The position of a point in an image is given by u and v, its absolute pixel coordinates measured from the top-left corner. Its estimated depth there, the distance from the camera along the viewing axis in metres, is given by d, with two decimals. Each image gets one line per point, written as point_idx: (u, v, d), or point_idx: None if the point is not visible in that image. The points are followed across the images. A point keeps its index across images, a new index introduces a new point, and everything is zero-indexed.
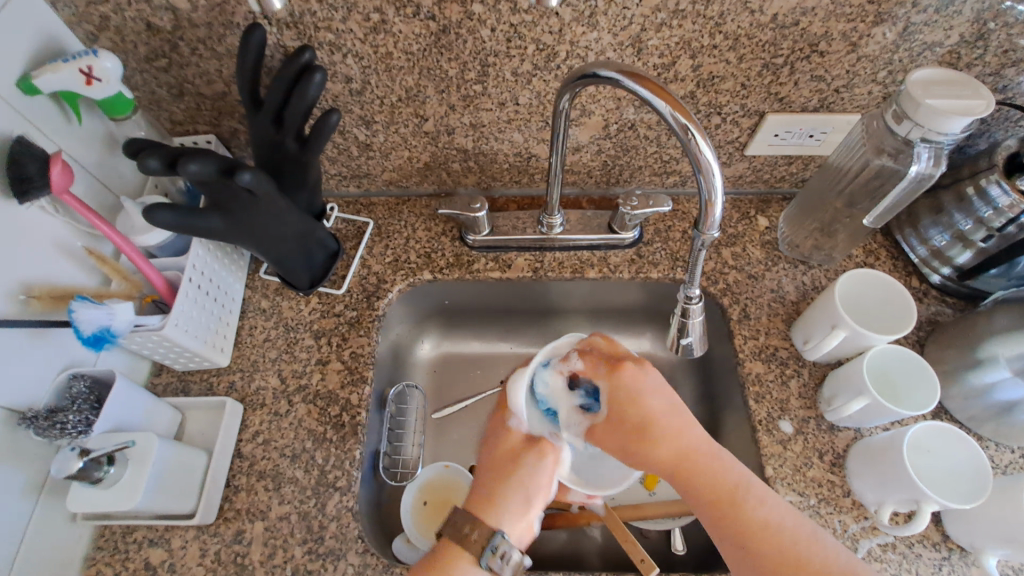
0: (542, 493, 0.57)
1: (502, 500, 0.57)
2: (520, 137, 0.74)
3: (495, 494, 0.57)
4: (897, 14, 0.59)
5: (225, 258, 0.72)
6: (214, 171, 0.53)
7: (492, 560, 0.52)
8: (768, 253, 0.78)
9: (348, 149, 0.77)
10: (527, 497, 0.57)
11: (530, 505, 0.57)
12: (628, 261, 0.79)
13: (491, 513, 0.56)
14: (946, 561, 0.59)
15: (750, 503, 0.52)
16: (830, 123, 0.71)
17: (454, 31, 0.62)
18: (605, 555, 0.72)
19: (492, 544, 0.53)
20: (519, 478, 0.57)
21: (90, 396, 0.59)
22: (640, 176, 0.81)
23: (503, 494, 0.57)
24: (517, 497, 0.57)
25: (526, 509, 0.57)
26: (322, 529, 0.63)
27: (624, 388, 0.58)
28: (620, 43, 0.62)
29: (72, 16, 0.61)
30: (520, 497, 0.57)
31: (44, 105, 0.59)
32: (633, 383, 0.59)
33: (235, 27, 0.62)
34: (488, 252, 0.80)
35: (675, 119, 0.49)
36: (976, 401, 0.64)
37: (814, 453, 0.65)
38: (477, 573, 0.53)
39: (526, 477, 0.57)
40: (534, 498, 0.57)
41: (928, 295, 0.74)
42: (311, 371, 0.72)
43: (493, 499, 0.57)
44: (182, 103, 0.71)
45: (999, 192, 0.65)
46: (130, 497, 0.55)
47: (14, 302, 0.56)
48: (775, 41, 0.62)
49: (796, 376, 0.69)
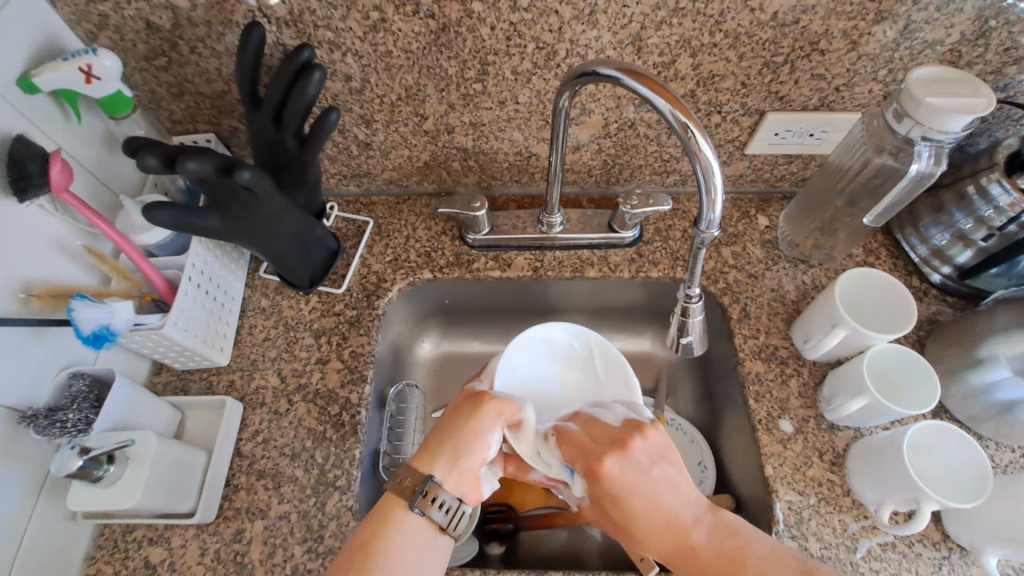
0: (475, 441, 0.56)
1: (435, 447, 0.56)
2: (520, 136, 0.74)
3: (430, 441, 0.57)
4: (898, 12, 0.59)
5: (224, 257, 0.72)
6: (213, 170, 0.53)
7: (425, 505, 0.52)
8: (768, 252, 0.78)
9: (348, 148, 0.77)
10: (458, 445, 0.56)
11: (464, 454, 0.55)
12: (629, 260, 0.79)
13: (424, 459, 0.55)
14: (947, 560, 0.59)
15: (742, 549, 0.50)
16: (831, 122, 0.71)
17: (454, 29, 0.61)
18: (604, 553, 0.72)
19: (422, 485, 0.52)
20: (456, 425, 0.57)
21: (89, 395, 0.59)
22: (640, 175, 0.81)
23: (437, 441, 0.56)
24: (449, 446, 0.56)
25: (463, 459, 0.55)
26: (322, 528, 0.63)
27: (608, 488, 0.53)
28: (620, 41, 0.62)
29: (72, 14, 0.61)
30: (452, 444, 0.56)
31: (44, 104, 0.59)
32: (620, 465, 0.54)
33: (234, 26, 0.62)
34: (488, 251, 0.80)
35: (675, 117, 0.49)
36: (976, 400, 0.64)
37: (815, 452, 0.65)
38: (409, 518, 0.51)
39: (462, 424, 0.57)
40: (470, 445, 0.56)
41: (929, 294, 0.74)
42: (310, 370, 0.72)
43: (428, 446, 0.56)
44: (182, 101, 0.71)
45: (999, 192, 0.64)
46: (129, 496, 0.55)
47: (13, 300, 0.56)
48: (775, 40, 0.62)
49: (796, 375, 0.69)
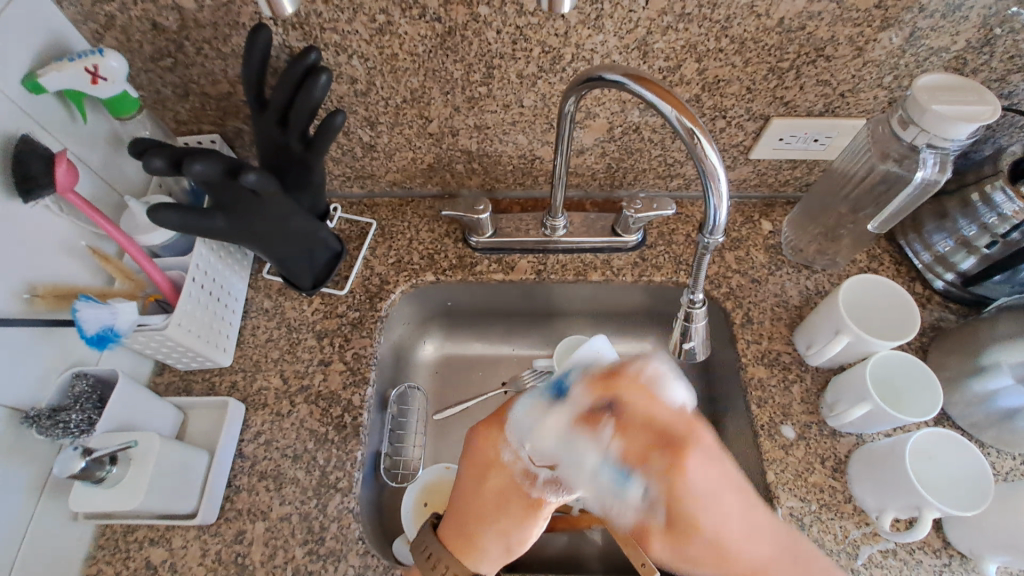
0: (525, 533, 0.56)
1: (481, 538, 0.55)
2: (524, 139, 0.74)
3: (477, 535, 0.55)
4: (904, 20, 0.59)
5: (228, 258, 0.72)
6: (219, 172, 0.53)
7: None
8: (772, 257, 0.78)
9: (353, 150, 0.77)
10: (510, 539, 0.55)
11: (517, 548, 0.56)
12: (632, 264, 0.79)
13: (471, 554, 0.54)
14: (947, 568, 0.59)
15: None
16: (836, 128, 0.70)
17: (460, 32, 0.61)
18: (606, 558, 0.72)
19: None
20: (511, 519, 0.55)
21: (92, 395, 0.59)
22: (644, 179, 0.81)
23: (487, 535, 0.55)
24: (500, 542, 0.55)
25: (511, 552, 0.55)
26: (323, 530, 0.63)
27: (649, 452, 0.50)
28: (626, 46, 0.62)
29: (78, 14, 0.61)
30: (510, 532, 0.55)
31: (50, 104, 0.59)
32: (688, 485, 0.49)
33: (240, 27, 0.62)
34: (492, 253, 0.80)
35: (681, 123, 0.49)
36: (978, 408, 0.64)
37: (816, 458, 0.65)
38: None
39: (517, 519, 0.55)
40: (524, 540, 0.56)
41: (932, 300, 0.74)
42: (313, 372, 0.72)
43: (478, 535, 0.55)
44: (187, 102, 0.71)
45: (1003, 199, 0.65)
46: (132, 496, 0.55)
47: (18, 300, 0.56)
48: (781, 45, 0.62)
49: (799, 381, 0.69)
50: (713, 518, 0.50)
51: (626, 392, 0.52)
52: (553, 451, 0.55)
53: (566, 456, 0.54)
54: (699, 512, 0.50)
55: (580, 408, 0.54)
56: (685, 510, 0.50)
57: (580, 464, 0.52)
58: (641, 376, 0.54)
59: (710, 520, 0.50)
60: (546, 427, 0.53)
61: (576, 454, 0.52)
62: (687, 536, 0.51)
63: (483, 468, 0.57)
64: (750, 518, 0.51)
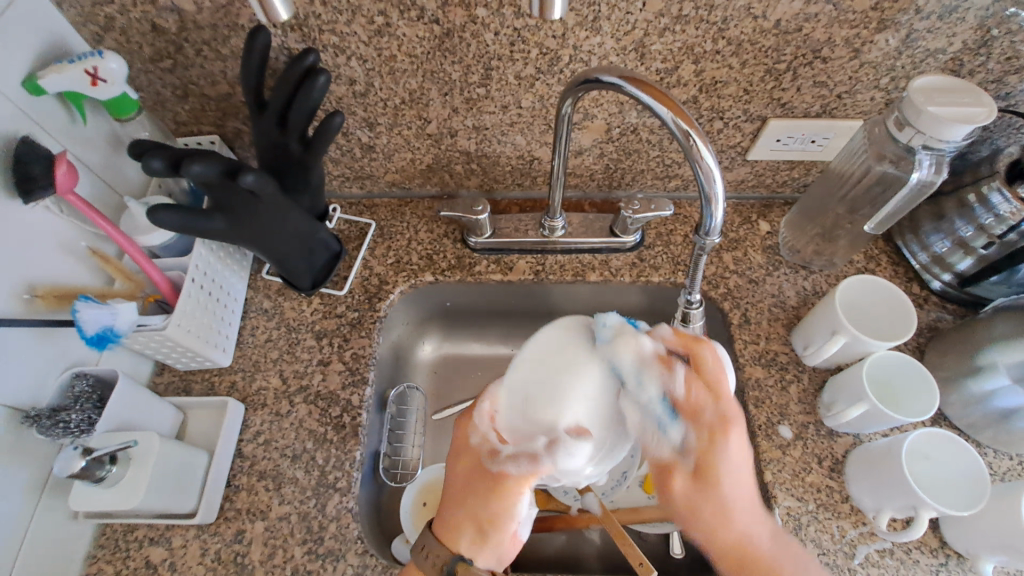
0: (499, 511, 0.53)
1: (456, 520, 0.54)
2: (522, 140, 0.75)
3: (451, 518, 0.54)
4: (900, 21, 0.59)
5: (228, 259, 0.73)
6: (218, 173, 0.53)
7: None
8: (770, 258, 0.78)
9: (352, 151, 0.77)
10: (483, 518, 0.53)
11: (491, 531, 0.53)
12: (630, 264, 0.79)
13: (448, 536, 0.54)
14: (944, 567, 0.59)
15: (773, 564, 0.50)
16: (833, 129, 0.71)
17: (458, 34, 0.62)
18: (603, 557, 0.72)
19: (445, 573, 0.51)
20: (478, 500, 0.54)
21: (91, 395, 0.60)
22: (642, 179, 0.81)
23: (460, 516, 0.54)
24: (474, 522, 0.54)
25: (485, 535, 0.53)
26: (322, 530, 0.63)
27: (701, 415, 0.50)
28: (624, 48, 0.62)
29: (78, 16, 0.61)
30: (481, 511, 0.54)
31: (50, 106, 0.60)
32: (726, 459, 0.50)
33: (240, 29, 0.62)
34: (490, 253, 0.80)
35: (677, 124, 0.49)
36: (975, 408, 0.64)
37: (814, 458, 0.65)
38: None
39: (485, 497, 0.54)
40: (500, 522, 0.53)
41: (929, 301, 0.74)
42: (312, 372, 0.72)
43: (453, 518, 0.54)
44: (187, 103, 0.71)
45: (1000, 200, 0.65)
46: (131, 495, 0.56)
47: (18, 300, 0.57)
48: (778, 47, 0.62)
49: (796, 381, 0.69)
50: (734, 492, 0.50)
51: (703, 353, 0.52)
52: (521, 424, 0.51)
53: (530, 427, 0.50)
54: (722, 475, 0.50)
55: (559, 368, 0.50)
56: (716, 470, 0.50)
57: (637, 394, 0.50)
58: (709, 351, 0.53)
59: (728, 484, 0.50)
60: (622, 347, 0.51)
61: (639, 385, 0.51)
62: (701, 493, 0.50)
63: (458, 456, 0.57)
64: (750, 490, 0.50)
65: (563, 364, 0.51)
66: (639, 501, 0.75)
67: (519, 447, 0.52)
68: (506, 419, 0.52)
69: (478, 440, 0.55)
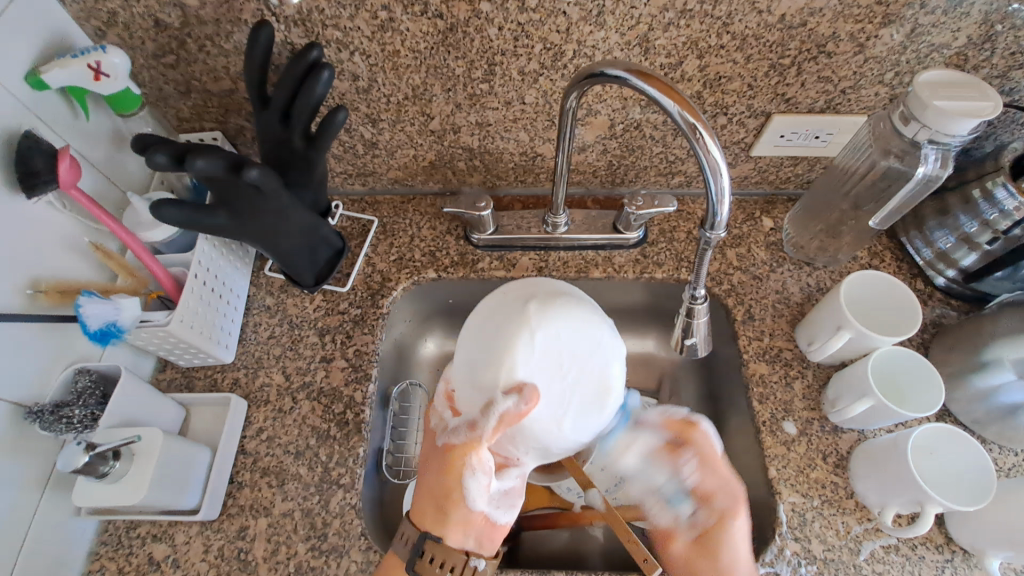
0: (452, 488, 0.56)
1: (423, 499, 0.58)
2: (525, 136, 0.74)
3: (418, 496, 0.59)
4: (905, 16, 0.59)
5: (230, 255, 0.72)
6: (222, 168, 0.53)
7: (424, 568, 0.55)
8: (773, 254, 0.78)
9: (354, 147, 0.77)
10: (439, 496, 0.57)
11: (448, 507, 0.57)
12: (633, 261, 0.79)
13: (417, 516, 0.58)
14: (949, 563, 0.59)
15: None
16: (836, 124, 0.71)
17: (461, 29, 0.62)
18: (607, 554, 0.72)
19: (412, 553, 0.55)
20: (436, 479, 0.57)
21: (95, 391, 0.60)
22: (646, 176, 0.81)
23: (423, 496, 0.58)
24: (434, 501, 0.57)
25: (443, 513, 0.57)
26: (326, 526, 0.63)
27: (701, 478, 0.62)
28: (628, 43, 0.62)
29: (81, 12, 0.61)
30: (436, 488, 0.57)
31: (53, 101, 0.59)
32: (732, 530, 0.59)
33: (243, 24, 0.62)
34: (493, 250, 0.80)
35: (683, 118, 0.49)
36: (980, 404, 0.64)
37: (818, 454, 0.65)
38: None
39: (439, 473, 0.57)
40: (454, 500, 0.56)
41: (934, 298, 0.74)
42: (315, 368, 0.72)
43: (419, 496, 0.59)
44: (189, 99, 0.71)
45: (1005, 195, 0.65)
46: (134, 490, 0.56)
47: (21, 296, 0.56)
48: (782, 42, 0.62)
49: (800, 377, 0.69)
50: (728, 557, 0.58)
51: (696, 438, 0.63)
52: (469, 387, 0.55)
53: (472, 396, 0.55)
54: (722, 545, 0.59)
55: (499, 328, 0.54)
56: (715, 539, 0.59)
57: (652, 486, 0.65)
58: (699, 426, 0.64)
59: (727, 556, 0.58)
60: (626, 455, 0.65)
61: (653, 472, 0.65)
62: (704, 557, 0.60)
63: (427, 437, 0.62)
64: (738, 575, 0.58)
65: (502, 324, 0.54)
66: None
67: (464, 419, 0.56)
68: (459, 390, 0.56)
69: (437, 422, 0.60)
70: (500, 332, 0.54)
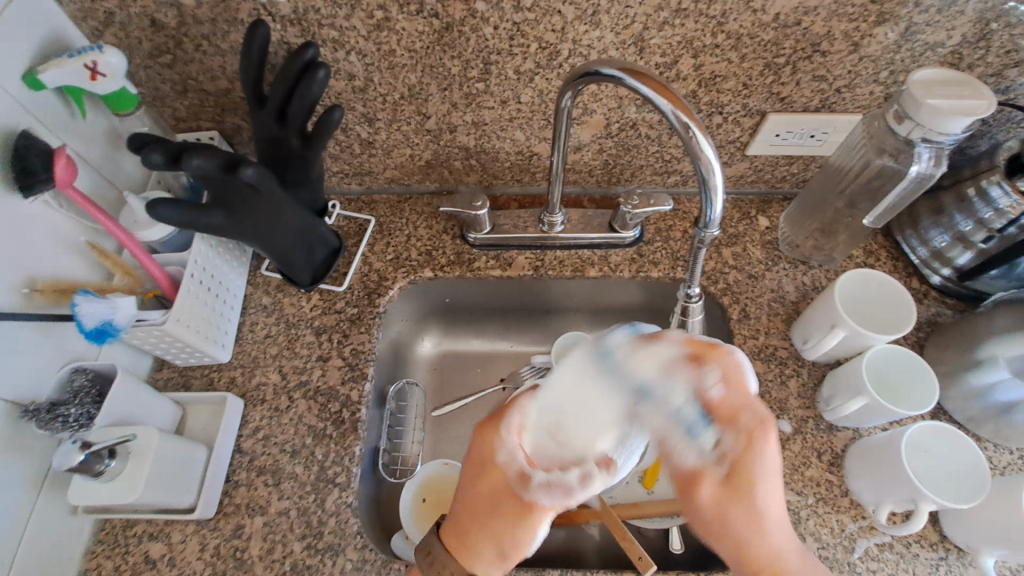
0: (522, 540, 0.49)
1: (472, 539, 0.50)
2: (522, 136, 0.75)
3: (468, 534, 0.50)
4: (899, 15, 0.59)
5: (227, 254, 0.73)
6: (218, 167, 0.53)
7: None
8: (769, 253, 0.78)
9: (351, 146, 0.77)
10: (503, 545, 0.49)
11: (512, 558, 0.49)
12: (629, 260, 0.79)
13: (463, 556, 0.49)
14: (944, 561, 0.59)
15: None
16: (831, 123, 0.71)
17: (457, 28, 0.62)
18: (603, 553, 0.72)
19: None
20: (501, 522, 0.49)
21: (91, 389, 0.59)
22: (642, 175, 0.81)
23: (479, 537, 0.50)
24: (492, 545, 0.49)
25: (498, 561, 0.49)
26: (322, 525, 0.63)
27: (728, 401, 0.50)
28: (623, 42, 0.63)
29: (77, 11, 0.61)
30: (497, 531, 0.49)
31: (50, 101, 0.60)
32: (766, 458, 0.48)
33: (239, 24, 0.62)
34: (490, 250, 0.80)
35: (677, 117, 0.49)
36: (975, 402, 0.64)
37: (813, 452, 0.65)
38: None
39: (510, 518, 0.49)
40: (519, 550, 0.49)
41: (929, 296, 0.74)
42: (311, 367, 0.72)
43: (466, 532, 0.50)
44: (186, 99, 0.71)
45: (999, 193, 0.65)
46: (130, 489, 0.56)
47: (18, 295, 0.57)
48: (777, 41, 0.62)
49: (795, 376, 0.69)
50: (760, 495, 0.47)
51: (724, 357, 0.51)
52: (551, 449, 0.52)
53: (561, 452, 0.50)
54: (757, 479, 0.47)
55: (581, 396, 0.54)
56: (748, 471, 0.47)
57: (663, 406, 0.51)
58: (731, 355, 0.52)
59: (764, 490, 0.47)
60: (639, 361, 0.54)
61: (670, 388, 0.52)
62: (739, 500, 0.47)
63: (481, 460, 0.52)
64: (781, 506, 0.48)
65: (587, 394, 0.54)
66: (638, 497, 0.74)
67: (559, 474, 0.49)
68: (537, 446, 0.52)
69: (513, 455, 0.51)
70: (591, 402, 0.54)
